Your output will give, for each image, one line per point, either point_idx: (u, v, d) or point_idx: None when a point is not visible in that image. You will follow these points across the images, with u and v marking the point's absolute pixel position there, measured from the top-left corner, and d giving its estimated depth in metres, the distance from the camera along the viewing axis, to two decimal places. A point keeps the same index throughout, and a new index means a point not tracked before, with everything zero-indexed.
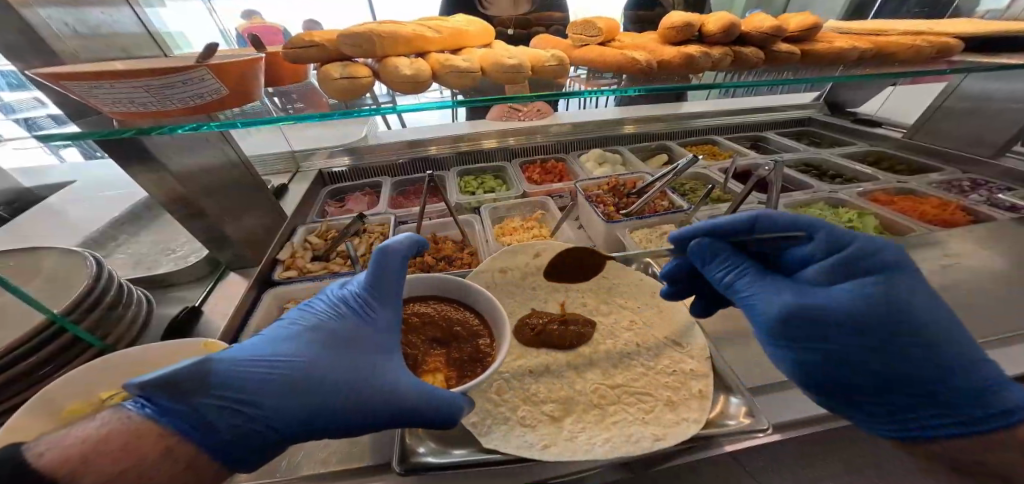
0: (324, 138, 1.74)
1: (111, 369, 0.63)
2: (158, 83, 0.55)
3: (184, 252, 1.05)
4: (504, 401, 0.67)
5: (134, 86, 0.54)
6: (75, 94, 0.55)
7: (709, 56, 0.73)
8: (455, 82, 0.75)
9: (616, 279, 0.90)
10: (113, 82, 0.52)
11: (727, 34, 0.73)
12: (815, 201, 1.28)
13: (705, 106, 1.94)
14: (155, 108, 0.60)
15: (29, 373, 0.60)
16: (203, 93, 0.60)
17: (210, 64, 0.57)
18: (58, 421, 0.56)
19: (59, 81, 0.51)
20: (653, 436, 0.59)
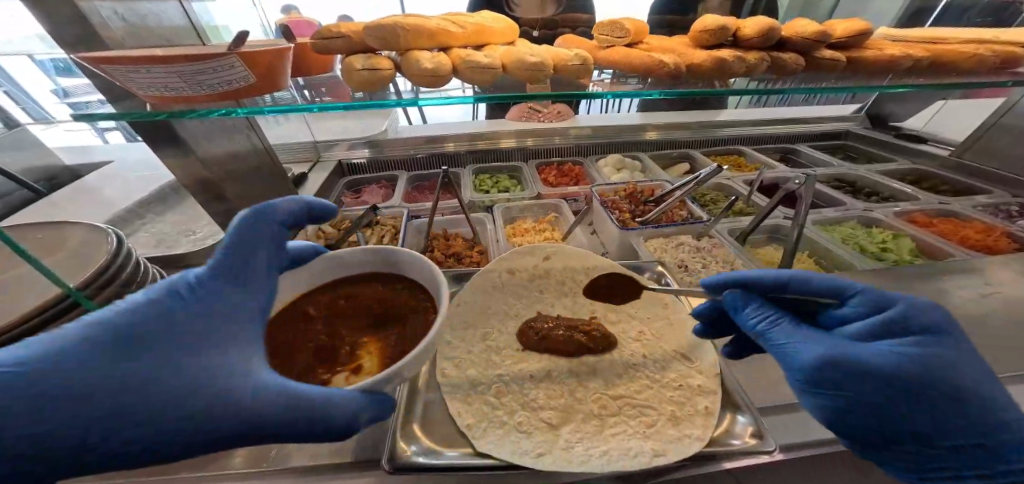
0: (346, 130, 1.77)
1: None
2: (189, 69, 0.56)
3: (205, 234, 1.10)
4: (501, 405, 0.66)
5: (170, 72, 0.56)
6: (112, 76, 0.56)
7: (743, 61, 0.70)
8: (475, 77, 0.73)
9: (628, 287, 0.86)
10: (150, 66, 0.54)
11: (765, 39, 0.70)
12: (846, 219, 1.21)
13: (732, 115, 1.88)
14: (186, 94, 0.62)
15: None
16: (231, 81, 0.62)
17: (240, 53, 0.58)
18: None
19: (101, 65, 0.53)
20: (653, 451, 0.54)
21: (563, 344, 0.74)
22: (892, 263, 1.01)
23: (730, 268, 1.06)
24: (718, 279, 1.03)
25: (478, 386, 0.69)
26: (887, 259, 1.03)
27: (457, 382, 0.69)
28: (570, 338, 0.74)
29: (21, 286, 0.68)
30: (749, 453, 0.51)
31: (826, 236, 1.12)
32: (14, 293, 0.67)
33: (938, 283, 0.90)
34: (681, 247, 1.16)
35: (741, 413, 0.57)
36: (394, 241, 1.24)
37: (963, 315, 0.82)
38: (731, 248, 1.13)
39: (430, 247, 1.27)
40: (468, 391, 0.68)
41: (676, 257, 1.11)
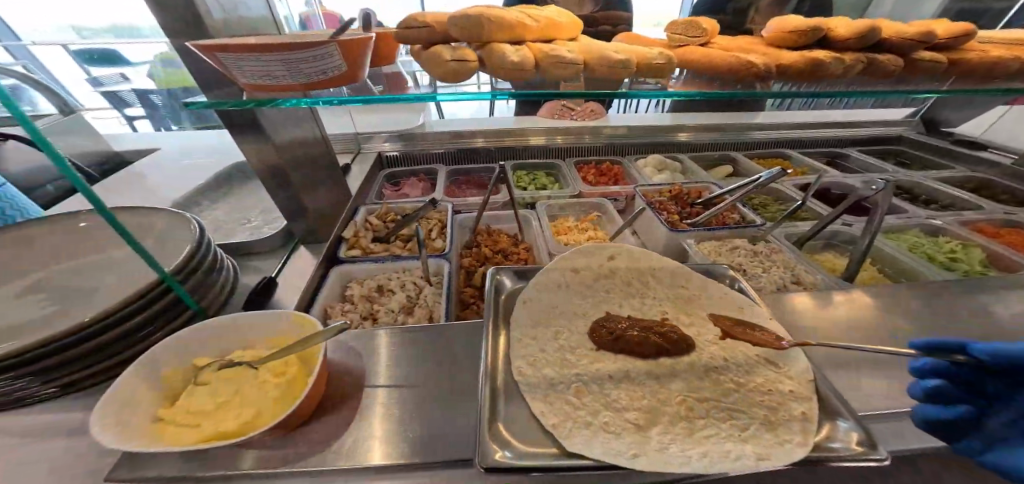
0: (384, 124, 1.78)
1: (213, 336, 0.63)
2: (295, 58, 0.57)
3: (260, 222, 1.11)
4: (584, 405, 0.65)
5: (276, 59, 0.57)
6: (222, 65, 0.59)
7: (841, 62, 0.69)
8: (557, 72, 0.73)
9: (697, 289, 0.84)
10: (262, 54, 0.56)
11: (862, 40, 0.68)
12: (908, 227, 1.19)
13: (772, 118, 1.85)
14: (284, 83, 0.63)
15: (133, 331, 0.61)
16: (327, 69, 0.62)
17: (340, 41, 0.59)
18: (157, 381, 0.56)
19: (212, 53, 0.55)
20: (757, 454, 0.53)
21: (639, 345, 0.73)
22: (962, 274, 0.99)
23: (790, 274, 1.04)
24: (778, 284, 1.01)
25: (557, 384, 0.68)
26: (956, 270, 1.01)
27: (535, 380, 0.68)
28: (647, 340, 0.73)
29: (108, 269, 0.69)
30: (855, 459, 0.48)
31: (892, 245, 1.10)
32: (103, 276, 0.68)
33: (1019, 295, 0.87)
34: (735, 251, 1.14)
35: (841, 419, 0.55)
36: (442, 235, 1.23)
37: None
38: (790, 253, 1.11)
39: (477, 243, 1.27)
40: (547, 390, 0.67)
41: (731, 260, 1.10)
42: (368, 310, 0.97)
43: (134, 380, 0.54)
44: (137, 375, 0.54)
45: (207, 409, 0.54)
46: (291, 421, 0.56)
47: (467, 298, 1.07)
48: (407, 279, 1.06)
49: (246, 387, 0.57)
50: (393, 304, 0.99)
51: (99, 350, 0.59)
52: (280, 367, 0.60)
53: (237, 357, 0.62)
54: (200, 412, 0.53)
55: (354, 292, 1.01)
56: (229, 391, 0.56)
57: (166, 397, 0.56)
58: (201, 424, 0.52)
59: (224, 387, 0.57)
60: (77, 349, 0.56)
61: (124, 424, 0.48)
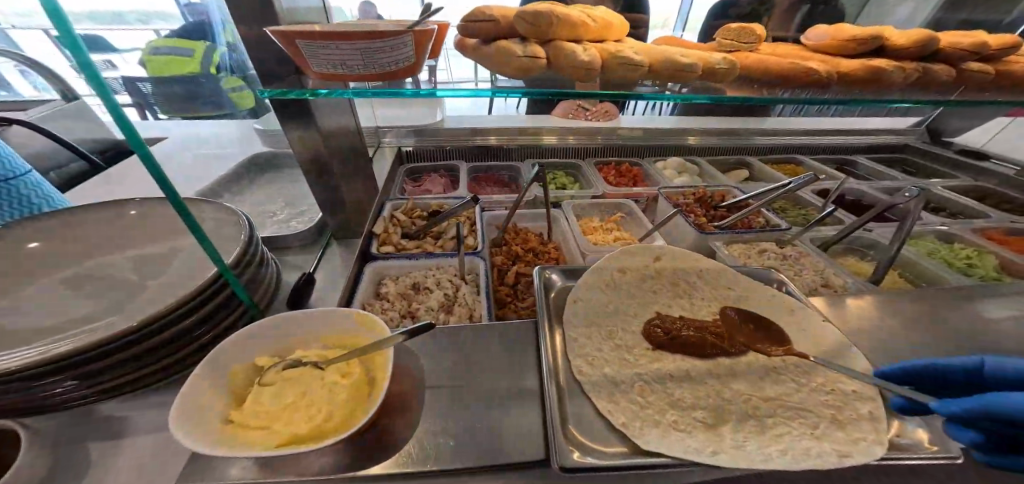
0: (402, 118, 1.76)
1: (272, 332, 0.58)
2: (373, 47, 0.58)
3: (289, 215, 1.07)
4: (650, 404, 0.65)
5: (354, 48, 0.58)
6: (296, 52, 0.60)
7: (902, 71, 0.73)
8: (623, 73, 0.74)
9: (742, 291, 0.86)
10: (341, 41, 0.56)
11: (922, 49, 0.74)
12: (924, 233, 1.23)
13: (783, 125, 1.90)
14: (352, 73, 0.63)
15: (189, 332, 0.56)
16: (398, 60, 0.63)
17: (414, 32, 0.59)
18: (222, 383, 0.51)
19: (295, 38, 0.56)
20: (835, 452, 0.54)
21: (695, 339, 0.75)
22: (981, 279, 1.03)
23: (820, 277, 1.06)
24: (810, 287, 1.03)
25: (619, 383, 0.68)
26: (975, 274, 1.05)
27: (598, 380, 0.67)
28: (704, 340, 0.74)
29: (154, 261, 0.66)
30: (929, 457, 0.52)
31: (912, 250, 1.13)
32: (149, 269, 0.64)
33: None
34: (764, 254, 1.17)
35: (907, 419, 0.58)
36: (472, 232, 1.21)
37: None
38: (817, 257, 1.14)
39: (506, 241, 1.26)
40: (611, 388, 0.66)
41: (761, 263, 1.12)
42: (406, 308, 0.93)
43: (199, 379, 0.48)
44: (202, 373, 0.48)
45: (278, 410, 0.49)
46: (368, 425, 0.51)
47: (503, 297, 1.05)
48: (443, 277, 1.03)
49: (317, 388, 0.52)
50: (432, 302, 0.95)
51: (149, 352, 0.53)
52: (348, 366, 0.56)
53: (300, 355, 0.57)
54: (271, 414, 0.49)
55: (390, 289, 0.98)
56: (298, 391, 0.52)
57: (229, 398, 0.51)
58: (274, 427, 0.47)
59: (292, 387, 0.52)
60: (127, 351, 0.50)
61: (198, 427, 0.43)
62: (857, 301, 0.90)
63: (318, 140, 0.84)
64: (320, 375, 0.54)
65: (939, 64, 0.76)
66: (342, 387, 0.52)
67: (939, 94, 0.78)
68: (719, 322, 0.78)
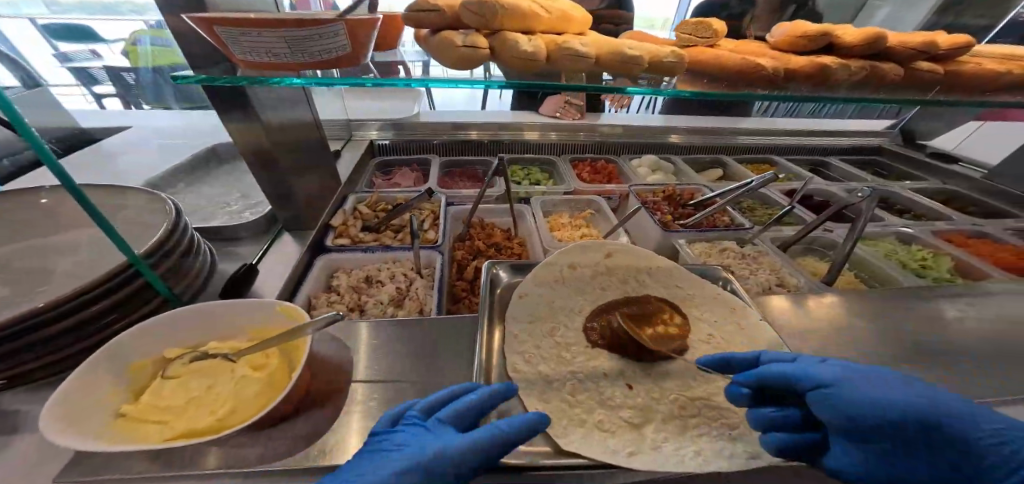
0: (377, 111, 1.74)
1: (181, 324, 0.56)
2: (297, 35, 0.55)
3: (242, 207, 1.05)
4: (579, 402, 0.64)
5: (276, 37, 0.55)
6: (216, 39, 0.56)
7: (848, 69, 0.73)
8: (567, 65, 0.72)
9: (690, 289, 0.86)
10: (263, 30, 0.54)
11: (870, 47, 0.73)
12: (885, 235, 1.24)
13: (763, 125, 1.89)
14: (281, 61, 0.61)
15: (94, 321, 0.54)
16: (330, 49, 0.60)
17: (345, 20, 0.57)
18: (120, 376, 0.49)
19: (211, 26, 0.52)
20: (746, 453, 0.54)
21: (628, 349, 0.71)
22: (932, 280, 1.04)
23: (776, 277, 1.06)
24: (765, 287, 1.03)
25: (552, 380, 0.68)
26: (928, 276, 1.06)
27: (530, 377, 0.67)
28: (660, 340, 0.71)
29: (73, 250, 0.64)
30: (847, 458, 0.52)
31: (870, 251, 1.14)
32: (64, 257, 0.62)
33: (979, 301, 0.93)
34: (725, 252, 1.16)
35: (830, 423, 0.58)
36: (435, 226, 1.20)
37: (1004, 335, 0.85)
38: (776, 256, 1.15)
39: (470, 236, 1.24)
40: (542, 386, 0.66)
41: (722, 262, 1.12)
42: (355, 301, 0.92)
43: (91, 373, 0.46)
44: (97, 365, 0.47)
45: (176, 405, 0.48)
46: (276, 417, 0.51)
47: (459, 292, 1.04)
48: (396, 270, 1.02)
49: (225, 381, 0.51)
50: (382, 295, 0.94)
51: (49, 340, 0.51)
52: (260, 359, 0.55)
53: (211, 348, 0.55)
54: (169, 408, 0.47)
55: (341, 281, 0.97)
56: (202, 385, 0.50)
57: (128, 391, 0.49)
58: (169, 422, 0.46)
59: (197, 381, 0.51)
60: (21, 340, 0.48)
61: (78, 422, 0.42)
62: (806, 301, 0.90)
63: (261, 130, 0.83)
64: (230, 367, 0.53)
65: (888, 63, 0.76)
66: (251, 379, 0.51)
67: (889, 92, 0.78)
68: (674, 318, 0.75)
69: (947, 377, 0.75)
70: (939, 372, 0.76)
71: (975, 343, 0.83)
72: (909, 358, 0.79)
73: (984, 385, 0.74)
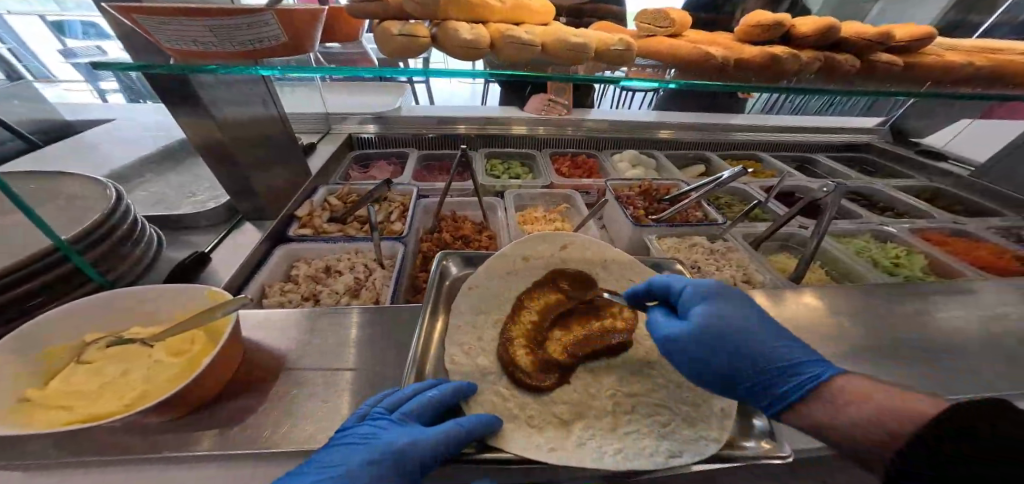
0: (358, 105, 1.74)
1: (105, 310, 0.58)
2: (224, 24, 0.54)
3: (205, 197, 1.06)
4: (512, 396, 0.64)
5: (201, 25, 0.54)
6: (140, 27, 0.54)
7: (798, 60, 0.74)
8: (512, 53, 0.72)
9: (643, 282, 0.85)
10: (187, 18, 0.52)
11: (822, 37, 0.74)
12: (860, 232, 1.22)
13: (749, 120, 1.86)
14: (214, 49, 0.60)
15: (16, 302, 0.56)
16: (264, 38, 0.59)
17: (275, 9, 0.55)
18: (33, 361, 0.51)
19: (129, 15, 0.50)
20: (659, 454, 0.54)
21: (541, 374, 0.66)
22: (903, 278, 1.01)
23: (742, 273, 1.05)
24: (730, 283, 1.01)
25: (488, 374, 0.67)
26: (899, 274, 1.04)
27: (466, 368, 0.67)
28: (610, 341, 0.72)
29: (10, 236, 0.65)
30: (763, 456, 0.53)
31: (842, 248, 1.12)
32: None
33: (944, 299, 0.91)
34: (694, 248, 1.15)
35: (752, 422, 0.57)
36: (402, 218, 1.20)
37: (963, 336, 0.83)
38: (744, 252, 1.13)
39: (438, 228, 1.23)
40: (475, 378, 0.66)
41: (689, 257, 1.10)
42: (310, 290, 0.92)
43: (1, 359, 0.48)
44: (7, 353, 0.48)
45: (88, 389, 0.49)
46: (192, 400, 0.53)
47: (420, 283, 1.04)
48: (356, 260, 1.02)
49: (140, 366, 0.53)
50: (338, 285, 0.94)
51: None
52: (180, 345, 0.57)
53: (130, 334, 0.57)
54: (80, 392, 0.49)
55: (300, 271, 0.97)
56: (116, 371, 0.52)
57: (42, 376, 0.51)
58: (78, 406, 0.48)
59: (112, 367, 0.52)
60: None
61: None
62: (764, 298, 0.88)
63: (214, 121, 0.83)
64: (147, 351, 0.55)
65: (843, 54, 0.77)
66: (166, 365, 0.54)
67: (843, 84, 0.79)
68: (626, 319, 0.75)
69: (899, 376, 0.74)
70: (893, 371, 0.75)
71: (934, 343, 0.81)
72: (863, 355, 0.77)
73: (935, 384, 0.73)
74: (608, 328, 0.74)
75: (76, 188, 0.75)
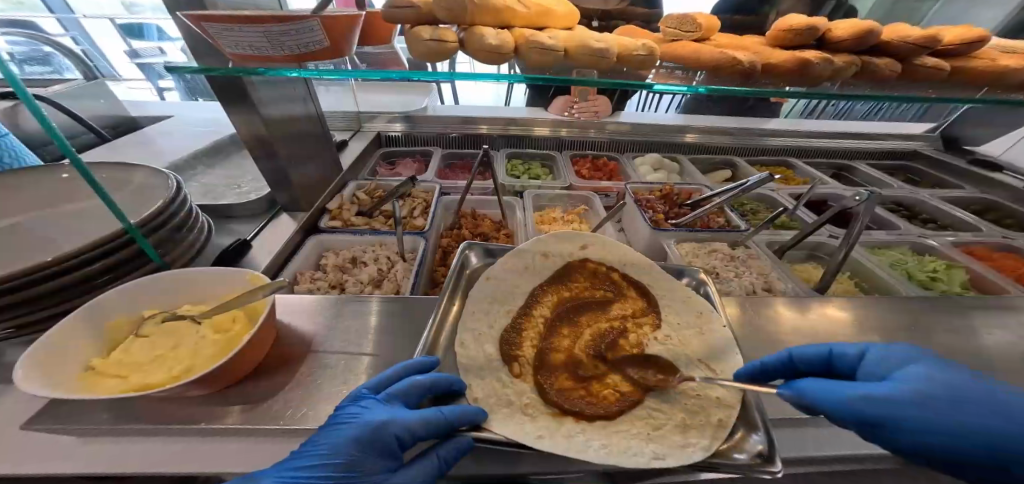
0: (388, 106, 1.82)
1: (161, 289, 0.65)
2: (275, 30, 0.60)
3: (248, 188, 1.15)
4: (512, 384, 0.67)
5: (257, 32, 0.60)
6: (208, 33, 0.61)
7: (831, 64, 0.72)
8: (536, 58, 0.74)
9: (657, 285, 0.84)
10: (246, 25, 0.58)
11: (859, 42, 0.73)
12: (896, 244, 1.16)
13: (781, 125, 1.80)
14: (266, 53, 0.66)
15: (90, 278, 0.64)
16: (308, 43, 0.64)
17: (321, 17, 0.61)
18: (100, 332, 0.59)
19: (200, 22, 0.57)
20: (653, 454, 0.55)
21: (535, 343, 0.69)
22: (938, 292, 0.96)
23: (763, 281, 1.02)
24: (749, 291, 0.99)
25: (494, 364, 0.70)
26: (936, 288, 0.98)
27: (475, 359, 0.70)
28: (628, 342, 0.74)
29: (80, 220, 0.74)
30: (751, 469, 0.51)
31: (873, 260, 1.07)
32: (73, 227, 0.73)
33: (985, 317, 0.85)
34: (713, 254, 1.13)
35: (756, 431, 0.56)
36: (424, 214, 1.25)
37: (1003, 356, 0.78)
38: (767, 261, 1.10)
39: (458, 224, 1.27)
40: (482, 365, 0.69)
41: (708, 263, 1.08)
42: (336, 279, 0.98)
43: (72, 328, 0.55)
44: (78, 324, 0.56)
45: (142, 362, 0.56)
46: (228, 376, 0.59)
47: (438, 276, 1.08)
48: (380, 252, 1.07)
49: (188, 342, 0.59)
50: (362, 276, 0.99)
51: (48, 294, 0.60)
52: (222, 323, 0.62)
53: (182, 311, 0.64)
54: (135, 364, 0.55)
55: (328, 260, 1.04)
56: (168, 345, 0.59)
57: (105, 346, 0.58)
58: (132, 376, 0.54)
59: (163, 341, 0.59)
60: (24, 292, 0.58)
61: (52, 372, 0.50)
62: (783, 307, 0.86)
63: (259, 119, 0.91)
64: (195, 329, 0.61)
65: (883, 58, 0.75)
66: (210, 342, 0.59)
67: (880, 89, 0.77)
68: (644, 321, 0.78)
69: None
70: None
71: (969, 362, 0.77)
72: None
73: None
74: (623, 330, 0.75)
75: (142, 177, 0.85)
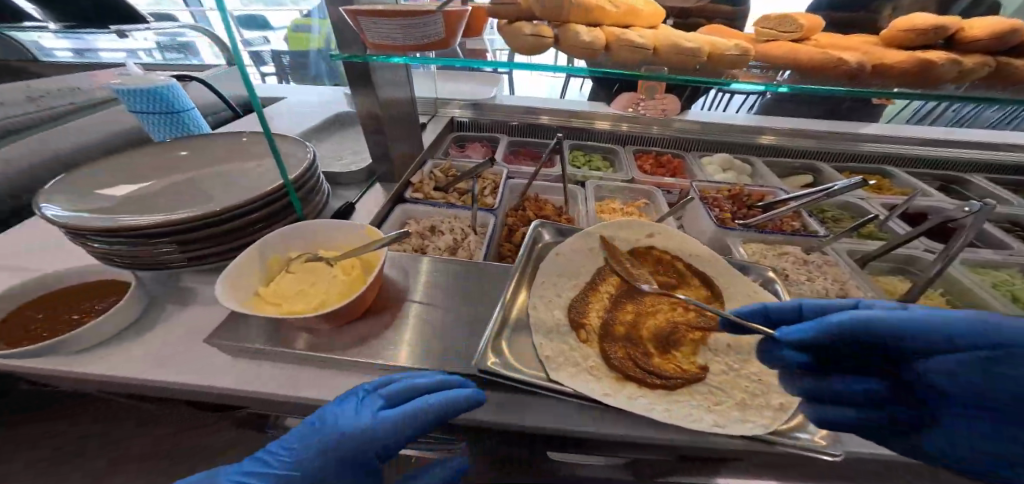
0: (460, 94, 1.94)
1: (302, 237, 0.80)
2: (408, 21, 0.71)
3: (350, 160, 1.32)
4: (579, 348, 0.73)
5: (395, 24, 0.72)
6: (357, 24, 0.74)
7: (958, 65, 0.67)
8: (625, 55, 0.79)
9: (726, 277, 0.85)
10: (387, 17, 0.70)
11: (997, 42, 0.67)
12: (1004, 264, 1.05)
13: (873, 130, 1.65)
14: (393, 43, 0.76)
15: (253, 223, 0.80)
16: (429, 34, 0.74)
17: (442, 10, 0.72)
18: (263, 266, 0.74)
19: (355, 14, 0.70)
20: (713, 423, 0.59)
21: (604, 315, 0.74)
22: None
23: (838, 287, 0.98)
24: (822, 295, 0.96)
25: (562, 329, 0.77)
26: None
27: (545, 323, 0.77)
28: (695, 324, 0.76)
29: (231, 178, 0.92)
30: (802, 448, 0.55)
31: (973, 277, 0.98)
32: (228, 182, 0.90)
33: None
34: (784, 256, 1.09)
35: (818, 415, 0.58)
36: (493, 194, 1.34)
37: None
38: (846, 268, 1.06)
39: (522, 206, 1.34)
40: (551, 328, 0.76)
41: (778, 264, 1.06)
42: (418, 244, 1.10)
43: (247, 261, 0.70)
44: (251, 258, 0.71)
45: (292, 294, 0.69)
46: (353, 311, 0.71)
47: (504, 252, 1.16)
48: (455, 225, 1.17)
49: (324, 281, 0.72)
50: (440, 243, 1.10)
51: (225, 233, 0.77)
52: (348, 267, 0.75)
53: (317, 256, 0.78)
54: (287, 295, 0.69)
55: (410, 227, 1.16)
56: (310, 281, 0.72)
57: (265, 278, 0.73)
58: (287, 304, 0.67)
59: (306, 279, 0.72)
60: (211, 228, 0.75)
61: (236, 294, 0.65)
62: None
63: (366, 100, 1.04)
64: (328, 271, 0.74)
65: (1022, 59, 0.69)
66: (341, 282, 0.72)
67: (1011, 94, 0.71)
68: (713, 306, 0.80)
69: None
70: None
71: None
72: None
73: None
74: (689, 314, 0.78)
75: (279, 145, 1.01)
